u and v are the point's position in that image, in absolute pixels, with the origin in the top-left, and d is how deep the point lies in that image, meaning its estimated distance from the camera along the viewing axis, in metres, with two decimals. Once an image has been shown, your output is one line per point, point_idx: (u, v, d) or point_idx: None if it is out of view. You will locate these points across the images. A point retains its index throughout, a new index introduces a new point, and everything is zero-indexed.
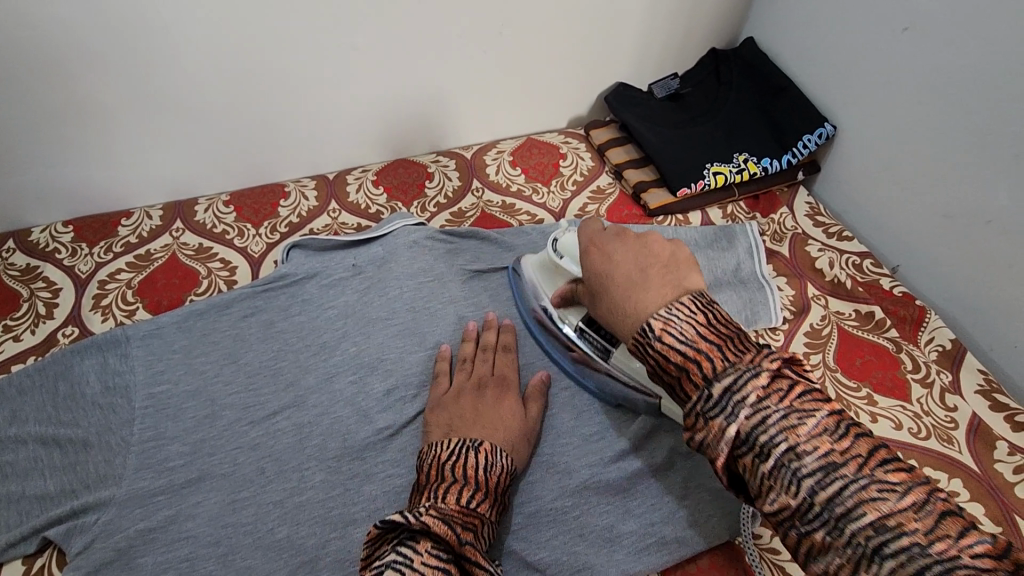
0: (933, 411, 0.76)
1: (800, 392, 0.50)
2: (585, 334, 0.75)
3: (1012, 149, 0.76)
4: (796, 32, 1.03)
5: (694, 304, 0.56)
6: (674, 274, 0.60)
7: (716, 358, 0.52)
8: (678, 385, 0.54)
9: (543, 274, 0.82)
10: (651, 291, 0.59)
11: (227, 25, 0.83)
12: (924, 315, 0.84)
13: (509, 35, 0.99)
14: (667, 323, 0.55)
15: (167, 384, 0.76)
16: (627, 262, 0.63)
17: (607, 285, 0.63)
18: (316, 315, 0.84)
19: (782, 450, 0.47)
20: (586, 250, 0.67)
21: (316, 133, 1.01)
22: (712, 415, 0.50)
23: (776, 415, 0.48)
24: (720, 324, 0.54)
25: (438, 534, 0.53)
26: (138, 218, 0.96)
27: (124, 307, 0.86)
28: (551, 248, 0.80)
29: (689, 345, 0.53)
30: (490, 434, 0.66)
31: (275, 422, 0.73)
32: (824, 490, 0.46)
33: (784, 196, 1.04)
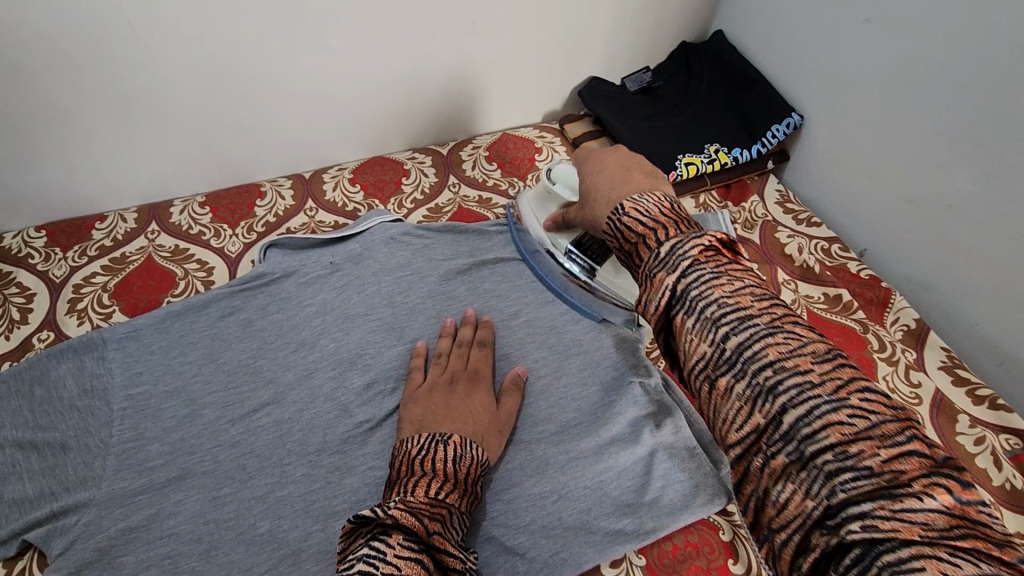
0: (898, 388, 0.78)
1: (735, 263, 0.49)
2: (573, 254, 0.85)
3: (971, 134, 0.78)
4: (763, 24, 1.05)
5: (664, 196, 0.58)
6: (654, 178, 0.65)
7: (670, 229, 0.52)
8: (636, 253, 0.54)
9: (538, 204, 0.92)
10: (633, 186, 0.63)
11: (202, 29, 0.84)
12: (890, 296, 0.87)
13: (483, 32, 1.01)
14: (636, 204, 0.57)
15: (145, 385, 0.76)
16: (613, 167, 0.69)
17: (594, 186, 0.69)
18: (295, 312, 0.84)
19: (704, 297, 0.46)
20: (584, 158, 0.74)
21: (292, 133, 1.02)
22: (654, 271, 0.49)
23: (706, 273, 0.47)
24: (679, 213, 0.55)
25: (409, 524, 0.53)
26: (112, 222, 0.96)
27: (100, 310, 0.86)
28: (545, 177, 0.89)
29: (651, 218, 0.54)
30: (462, 426, 0.68)
31: (255, 419, 0.74)
32: (736, 337, 0.43)
33: (755, 184, 1.06)
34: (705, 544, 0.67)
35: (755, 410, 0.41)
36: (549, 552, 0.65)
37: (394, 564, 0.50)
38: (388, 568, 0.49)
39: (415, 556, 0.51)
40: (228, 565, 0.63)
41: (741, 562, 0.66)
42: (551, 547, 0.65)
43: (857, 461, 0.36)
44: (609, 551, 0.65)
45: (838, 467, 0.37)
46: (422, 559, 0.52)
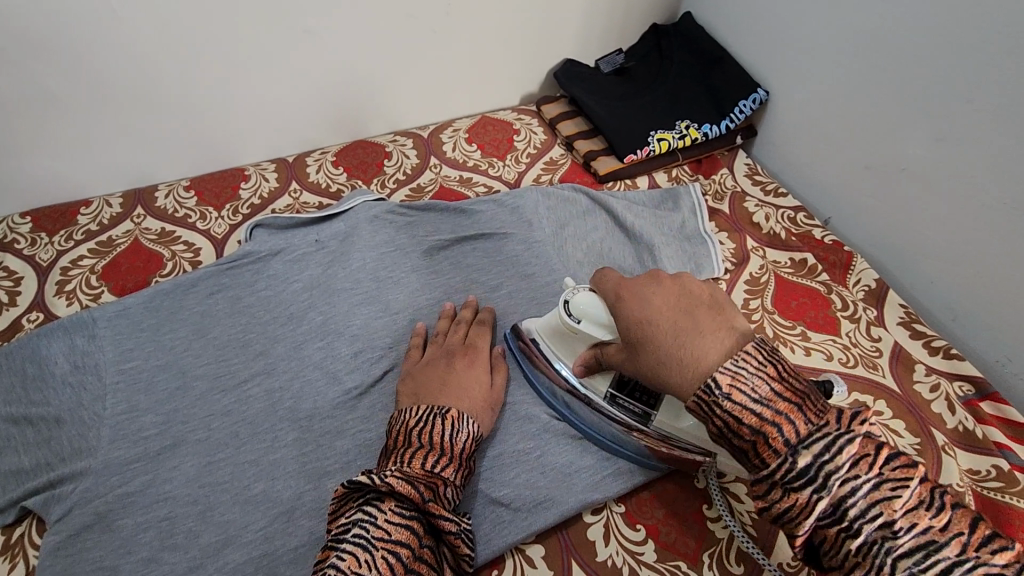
0: (860, 343, 0.83)
1: (889, 457, 0.47)
2: (617, 400, 0.69)
3: (922, 104, 0.83)
4: (728, 5, 1.09)
5: (760, 356, 0.52)
6: (724, 315, 0.56)
7: (796, 421, 0.49)
8: (752, 450, 0.50)
9: (555, 338, 0.73)
10: (708, 338, 0.54)
11: (182, 12, 0.85)
12: (852, 259, 0.92)
13: (459, 15, 1.03)
14: (735, 379, 0.51)
15: (136, 360, 0.78)
16: (668, 305, 0.58)
17: (648, 336, 0.57)
18: (282, 289, 0.86)
19: (878, 525, 0.45)
20: (618, 297, 0.62)
21: (275, 118, 1.04)
22: (796, 485, 0.48)
23: (868, 485, 0.46)
24: (789, 376, 0.51)
25: (402, 493, 0.57)
26: (97, 207, 0.97)
27: (88, 291, 0.87)
28: (563, 310, 0.69)
29: (765, 405, 0.49)
30: (464, 400, 0.70)
31: (246, 388, 0.76)
32: (925, 574, 0.44)
33: (725, 159, 1.10)
34: (681, 492, 0.71)
35: None
36: (533, 503, 0.68)
37: (385, 529, 0.56)
38: (378, 533, 0.55)
39: (406, 522, 0.57)
40: (225, 524, 0.66)
41: (714, 508, 0.69)
42: (535, 498, 0.68)
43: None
44: (590, 501, 0.68)
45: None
46: (412, 525, 0.57)
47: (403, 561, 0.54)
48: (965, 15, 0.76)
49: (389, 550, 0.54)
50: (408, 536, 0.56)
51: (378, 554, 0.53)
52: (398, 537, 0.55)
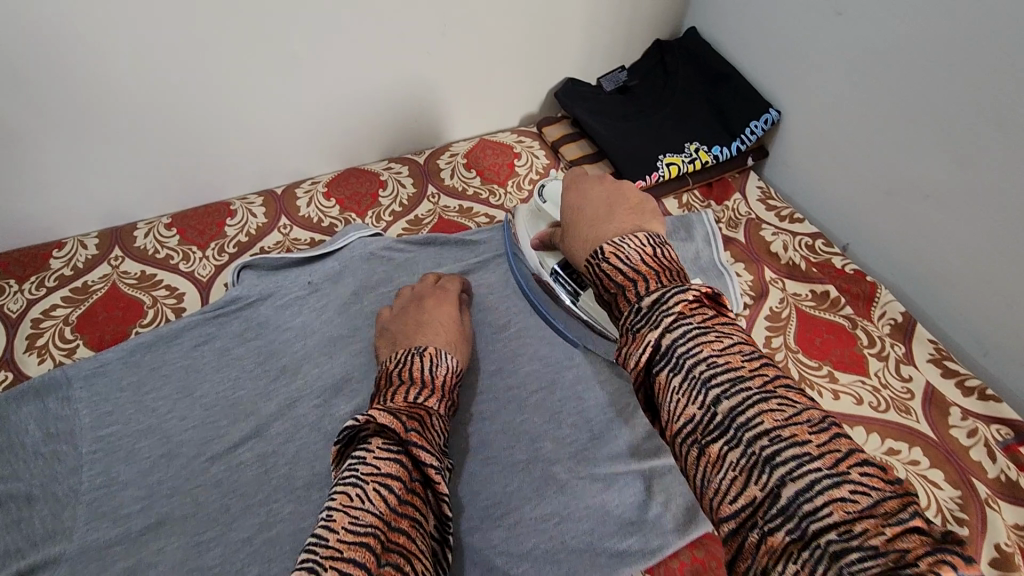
0: (890, 383, 0.78)
1: (723, 319, 0.49)
2: (558, 276, 0.79)
3: (944, 127, 0.78)
4: (735, 20, 1.04)
5: (648, 240, 0.57)
6: (639, 213, 0.63)
7: (651, 280, 0.52)
8: (615, 304, 0.54)
9: (524, 219, 0.85)
10: (612, 222, 0.62)
11: (153, 39, 0.79)
12: (875, 290, 0.87)
13: (452, 35, 0.98)
14: (617, 250, 0.56)
15: (116, 425, 0.72)
16: (599, 198, 0.67)
17: (576, 218, 0.67)
18: (273, 338, 0.80)
19: (695, 359, 0.45)
20: (565, 187, 0.71)
21: (261, 148, 0.98)
22: (638, 326, 0.49)
23: (695, 329, 0.47)
24: (661, 258, 0.55)
25: (386, 426, 0.60)
26: (71, 248, 0.91)
27: (62, 345, 0.80)
28: (537, 194, 0.83)
29: (631, 267, 0.54)
30: (440, 340, 0.74)
31: (237, 455, 0.70)
32: (728, 400, 0.43)
33: (736, 182, 1.05)
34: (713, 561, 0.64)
35: (749, 484, 0.40)
36: None
37: (375, 464, 0.57)
38: (368, 469, 0.56)
39: (394, 455, 0.58)
40: None
41: None
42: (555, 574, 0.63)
43: (862, 542, 0.35)
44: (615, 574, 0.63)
45: (844, 548, 0.35)
46: (401, 458, 0.58)
47: (396, 492, 0.55)
48: (986, 34, 0.71)
49: (381, 483, 0.55)
50: (399, 469, 0.57)
51: (370, 487, 0.54)
52: (388, 471, 0.57)
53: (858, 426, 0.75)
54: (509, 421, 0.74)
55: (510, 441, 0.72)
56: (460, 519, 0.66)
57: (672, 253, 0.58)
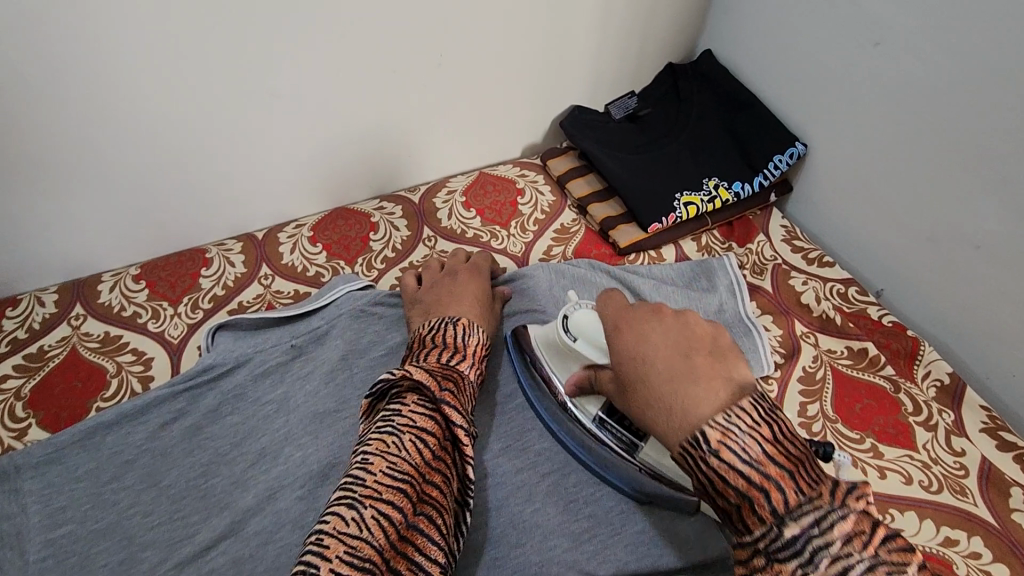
0: (941, 458, 0.71)
1: (886, 537, 0.41)
2: (606, 425, 0.66)
3: (950, 133, 0.74)
4: (757, 45, 0.96)
5: (756, 415, 0.46)
6: (724, 362, 0.51)
7: (787, 488, 0.43)
8: (735, 514, 0.45)
9: (553, 358, 0.72)
10: (702, 388, 0.49)
11: (117, 77, 0.71)
12: (918, 346, 0.79)
13: (450, 65, 0.89)
14: (726, 435, 0.45)
15: (69, 525, 0.63)
16: (664, 346, 0.53)
17: (639, 375, 0.53)
18: (252, 414, 0.72)
19: None
20: (613, 327, 0.57)
21: (241, 190, 0.89)
22: (781, 559, 0.42)
23: (863, 567, 0.40)
24: (786, 441, 0.45)
25: (421, 383, 0.58)
26: (26, 306, 0.82)
27: (12, 425, 0.71)
28: (562, 327, 0.71)
29: (754, 467, 0.44)
30: (468, 310, 0.73)
31: (209, 560, 0.61)
32: None
33: (758, 220, 0.97)
34: None
35: None
36: None
37: (410, 418, 0.56)
38: (404, 420, 0.55)
39: (429, 411, 0.57)
40: None
41: None
42: None
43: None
44: None
45: None
46: (435, 415, 0.57)
47: (431, 447, 0.54)
48: None
49: (417, 436, 0.54)
50: (434, 425, 0.56)
51: (406, 438, 0.54)
52: (423, 425, 0.55)
53: (910, 510, 0.67)
54: (518, 511, 0.66)
55: (520, 537, 0.64)
56: None
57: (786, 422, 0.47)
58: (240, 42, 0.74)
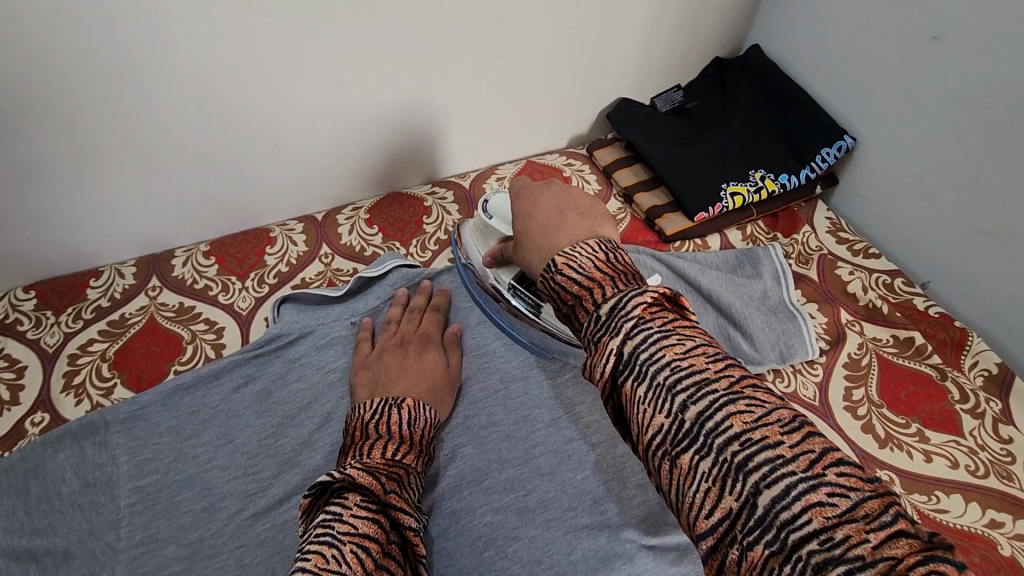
0: (988, 444, 0.72)
1: (683, 321, 0.46)
2: (517, 291, 0.74)
3: (1004, 123, 0.75)
4: (807, 41, 0.98)
5: (600, 245, 0.53)
6: (592, 220, 0.58)
7: (607, 287, 0.48)
8: (573, 316, 0.50)
9: (474, 237, 0.81)
10: (563, 233, 0.57)
11: (205, 68, 0.76)
12: (966, 336, 0.80)
13: (506, 58, 0.93)
14: (568, 259, 0.52)
15: (154, 476, 0.68)
16: (547, 208, 0.61)
17: (525, 226, 0.62)
18: (318, 380, 0.77)
19: (660, 367, 0.43)
20: (515, 195, 0.66)
21: (305, 173, 0.94)
22: (598, 336, 0.46)
23: (657, 334, 0.44)
24: (617, 261, 0.51)
25: (364, 485, 0.56)
26: (108, 277, 0.88)
27: (99, 385, 0.77)
28: (483, 210, 0.78)
29: (585, 275, 0.50)
30: (416, 389, 0.71)
31: (282, 512, 0.66)
32: (696, 406, 0.41)
33: (803, 212, 0.99)
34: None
35: (725, 492, 0.38)
36: None
37: (351, 523, 0.52)
38: (344, 528, 0.52)
39: (372, 514, 0.54)
40: None
41: None
42: None
43: (845, 551, 0.34)
44: None
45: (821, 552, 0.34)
46: (379, 518, 0.55)
47: (373, 555, 0.51)
48: None
49: (358, 545, 0.51)
50: (376, 530, 0.53)
51: (346, 549, 0.50)
52: (365, 532, 0.52)
53: (955, 492, 0.68)
54: (568, 477, 0.69)
55: (571, 502, 0.67)
56: None
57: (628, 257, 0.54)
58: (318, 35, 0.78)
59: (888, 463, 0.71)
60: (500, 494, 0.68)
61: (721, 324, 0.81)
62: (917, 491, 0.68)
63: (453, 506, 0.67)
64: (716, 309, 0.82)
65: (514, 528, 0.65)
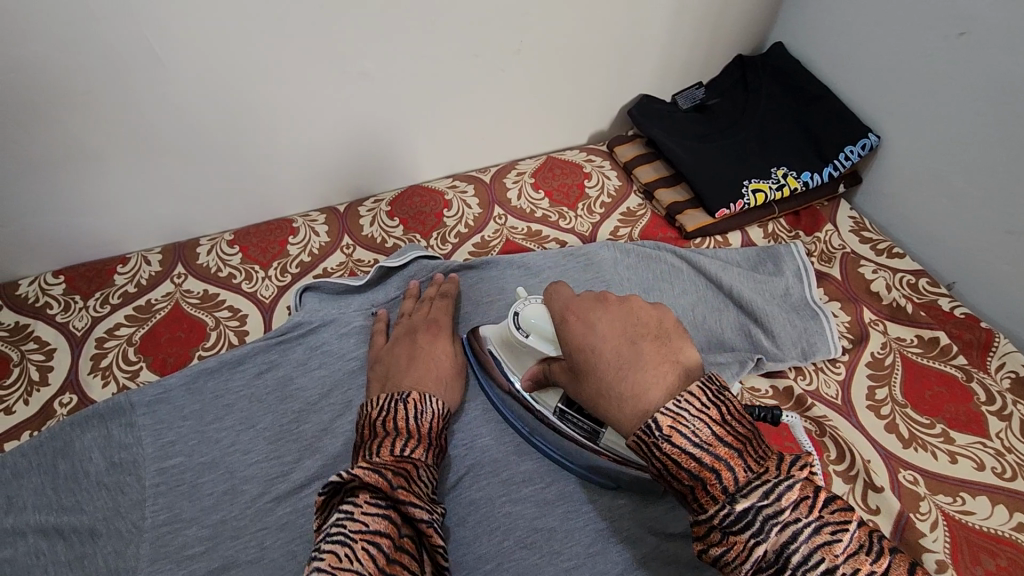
0: (1015, 447, 0.71)
1: (826, 501, 0.44)
2: (566, 416, 0.66)
3: None
4: (831, 38, 0.97)
5: (704, 397, 0.48)
6: (666, 348, 0.54)
7: (735, 467, 0.45)
8: (692, 494, 0.46)
9: (506, 349, 0.72)
10: (647, 375, 0.52)
11: (230, 60, 0.77)
12: (992, 338, 0.79)
13: (529, 52, 0.93)
14: (677, 422, 0.47)
15: (179, 457, 0.69)
16: (613, 338, 0.56)
17: (591, 364, 0.56)
18: (339, 368, 0.77)
19: (819, 572, 0.41)
20: (561, 316, 0.61)
21: (327, 163, 0.94)
22: (735, 529, 0.44)
23: (807, 530, 0.42)
24: (734, 421, 0.47)
25: (372, 482, 0.55)
26: (135, 264, 0.89)
27: (126, 368, 0.79)
28: (512, 322, 0.68)
29: (705, 450, 0.46)
30: (425, 381, 0.70)
31: (304, 496, 0.67)
32: None
33: (825, 211, 0.98)
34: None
35: None
36: None
37: (363, 521, 0.52)
38: (356, 526, 0.51)
39: (383, 511, 0.53)
40: None
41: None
42: None
43: None
44: None
45: None
46: (390, 514, 0.54)
47: (385, 551, 0.50)
48: None
49: (370, 542, 0.50)
50: (387, 526, 0.52)
51: (358, 546, 0.49)
52: (377, 528, 0.52)
53: (981, 494, 0.67)
54: None
55: (589, 494, 0.67)
56: None
57: (737, 402, 0.50)
58: (337, 33, 0.79)
59: (912, 463, 0.69)
60: (519, 485, 0.68)
61: (744, 322, 0.80)
62: (941, 492, 0.67)
63: (471, 494, 0.67)
64: (738, 307, 0.81)
65: (532, 518, 0.65)
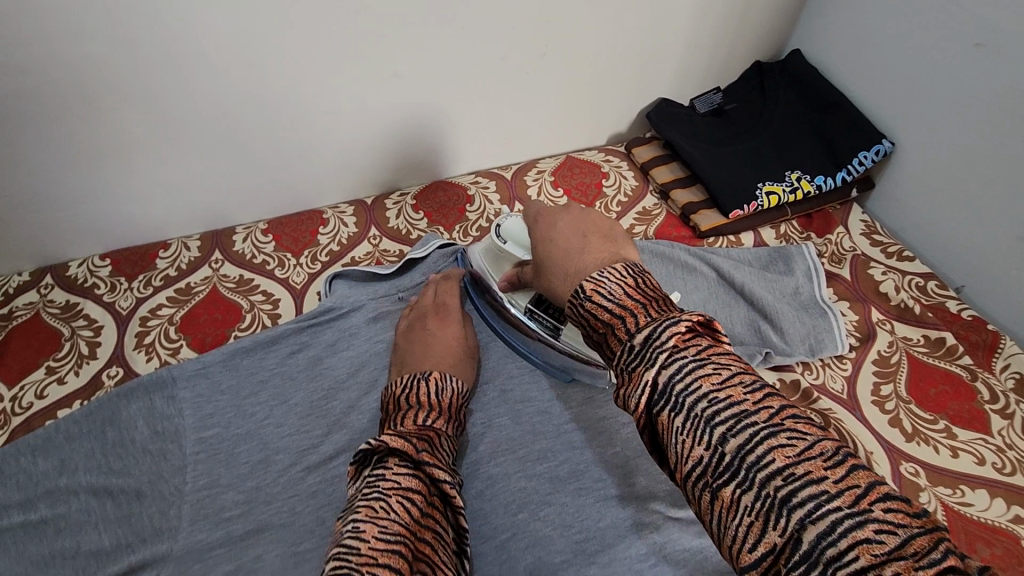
0: (1017, 444, 0.73)
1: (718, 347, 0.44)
2: (534, 314, 0.76)
3: None
4: (848, 46, 1.00)
5: (627, 269, 0.52)
6: (612, 241, 0.58)
7: (640, 315, 0.47)
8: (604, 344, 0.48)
9: (487, 257, 0.83)
10: (587, 255, 0.56)
11: (252, 58, 0.80)
12: (998, 340, 0.82)
13: (554, 55, 0.97)
14: (597, 284, 0.50)
15: (217, 428, 0.74)
16: (566, 232, 0.61)
17: (546, 254, 0.61)
18: (366, 350, 0.82)
19: (695, 397, 0.41)
20: (533, 219, 0.66)
21: (359, 159, 0.99)
22: (631, 365, 0.44)
23: (691, 363, 0.42)
24: (648, 285, 0.50)
25: (399, 447, 0.59)
26: (175, 249, 0.95)
27: (167, 344, 0.84)
28: (495, 234, 0.81)
29: (616, 302, 0.49)
30: (441, 364, 0.74)
31: (332, 467, 0.71)
32: (734, 438, 0.39)
33: (837, 214, 1.01)
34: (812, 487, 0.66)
35: (768, 530, 0.36)
36: None
37: (394, 480, 0.56)
38: (389, 483, 0.56)
39: (412, 471, 0.58)
40: None
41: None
42: None
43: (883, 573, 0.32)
44: None
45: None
46: (418, 474, 0.58)
47: (418, 505, 0.55)
48: None
49: (403, 497, 0.55)
50: (417, 484, 0.57)
51: (393, 500, 0.54)
52: (409, 485, 0.56)
53: (980, 488, 0.69)
54: (600, 451, 0.73)
55: (601, 474, 0.71)
56: (554, 551, 0.65)
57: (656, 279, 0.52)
58: (338, 34, 0.81)
59: (916, 457, 0.72)
60: (535, 462, 0.71)
61: (753, 317, 0.83)
62: (942, 484, 0.70)
63: (490, 470, 0.71)
64: (748, 304, 0.84)
65: (546, 494, 0.69)
